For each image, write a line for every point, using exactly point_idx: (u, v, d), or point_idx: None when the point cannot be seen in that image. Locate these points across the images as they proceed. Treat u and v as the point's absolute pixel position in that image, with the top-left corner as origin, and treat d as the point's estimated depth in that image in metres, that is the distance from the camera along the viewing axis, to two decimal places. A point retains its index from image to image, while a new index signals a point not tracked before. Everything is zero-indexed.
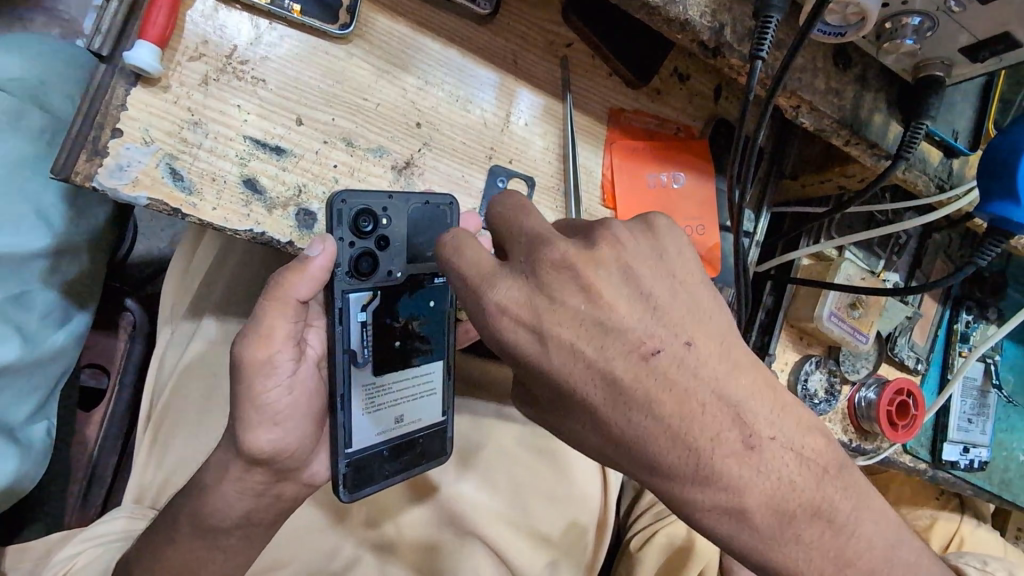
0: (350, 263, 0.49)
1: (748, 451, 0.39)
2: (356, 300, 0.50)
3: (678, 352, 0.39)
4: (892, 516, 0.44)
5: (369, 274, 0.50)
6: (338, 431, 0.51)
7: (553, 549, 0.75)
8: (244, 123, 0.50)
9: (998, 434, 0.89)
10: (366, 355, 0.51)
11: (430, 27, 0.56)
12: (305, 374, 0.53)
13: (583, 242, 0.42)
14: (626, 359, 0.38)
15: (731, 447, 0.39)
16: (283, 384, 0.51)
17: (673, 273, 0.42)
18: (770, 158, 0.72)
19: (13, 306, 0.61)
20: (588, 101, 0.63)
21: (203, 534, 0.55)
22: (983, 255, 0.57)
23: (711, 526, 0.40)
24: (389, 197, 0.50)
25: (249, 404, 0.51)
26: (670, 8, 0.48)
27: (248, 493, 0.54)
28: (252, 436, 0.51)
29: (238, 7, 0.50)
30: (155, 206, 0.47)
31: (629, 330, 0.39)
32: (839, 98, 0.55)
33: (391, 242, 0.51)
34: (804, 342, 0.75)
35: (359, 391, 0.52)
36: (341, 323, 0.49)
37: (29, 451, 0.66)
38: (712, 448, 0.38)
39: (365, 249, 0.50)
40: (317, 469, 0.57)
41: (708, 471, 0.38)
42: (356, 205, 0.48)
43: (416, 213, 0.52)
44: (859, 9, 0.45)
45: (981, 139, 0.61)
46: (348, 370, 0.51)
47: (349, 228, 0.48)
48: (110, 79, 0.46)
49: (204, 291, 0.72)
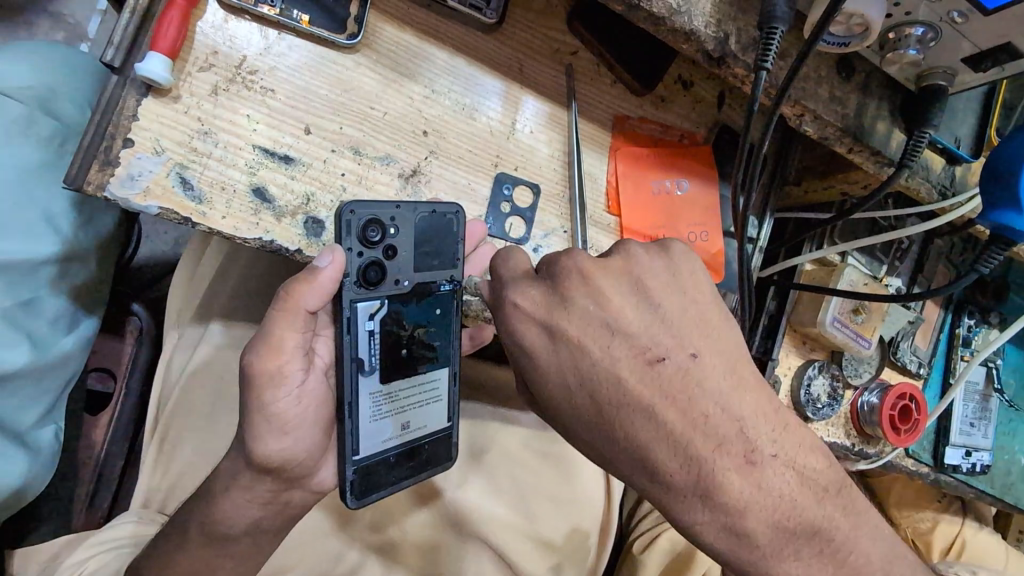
0: (358, 272, 0.49)
1: (749, 466, 0.39)
2: (365, 309, 0.50)
3: (682, 362, 0.40)
4: (890, 532, 0.45)
5: (377, 283, 0.51)
6: (346, 438, 0.51)
7: (555, 553, 0.75)
8: (253, 132, 0.50)
9: (1001, 438, 0.89)
10: (373, 363, 0.52)
11: (436, 36, 0.57)
12: (314, 384, 0.54)
13: (589, 258, 0.43)
14: (630, 361, 0.40)
15: (732, 460, 0.39)
16: (292, 393, 0.52)
17: (680, 291, 0.43)
18: (773, 164, 0.72)
19: (21, 312, 0.62)
20: (592, 109, 0.64)
21: (214, 542, 0.56)
22: (984, 264, 0.58)
23: (710, 540, 0.41)
24: (397, 207, 0.50)
25: (257, 413, 0.51)
26: (675, 18, 0.48)
27: (257, 501, 0.55)
28: (261, 444, 0.51)
29: (247, 18, 0.50)
30: (165, 214, 0.47)
31: (633, 336, 0.41)
32: (842, 106, 0.56)
33: (399, 251, 0.51)
34: (807, 347, 0.76)
35: (366, 399, 0.52)
36: (350, 332, 0.50)
37: (38, 455, 0.67)
38: (715, 461, 0.39)
39: (373, 259, 0.50)
40: (325, 475, 0.58)
41: (708, 485, 0.39)
42: (364, 215, 0.49)
43: (423, 222, 0.52)
44: (863, 20, 0.46)
45: (983, 146, 0.61)
46: (356, 379, 0.51)
47: (358, 238, 0.49)
48: (121, 91, 0.46)
49: (211, 296, 0.72)
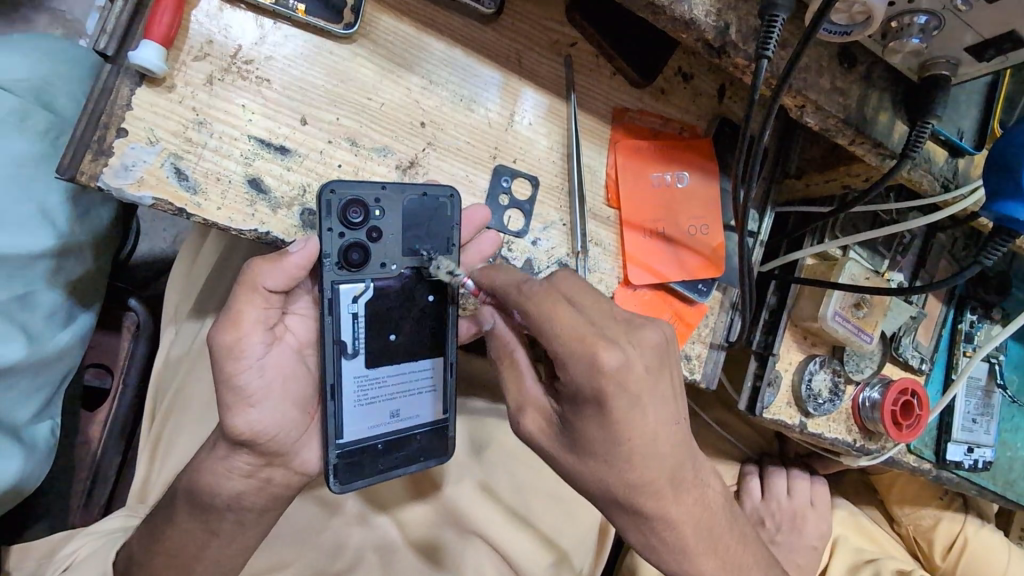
0: (339, 253, 0.50)
1: (681, 486, 0.49)
2: (346, 292, 0.51)
3: (685, 428, 0.49)
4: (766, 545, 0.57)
5: (360, 266, 0.51)
6: (328, 421, 0.52)
7: (558, 548, 0.74)
8: (248, 123, 0.50)
9: (1004, 434, 0.88)
10: (356, 346, 0.52)
11: (434, 26, 0.56)
12: (279, 357, 0.53)
13: (652, 330, 0.47)
14: (665, 428, 0.46)
15: (675, 477, 0.48)
16: (254, 367, 0.51)
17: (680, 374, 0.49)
18: (773, 160, 0.71)
19: (17, 306, 0.61)
20: (592, 100, 0.63)
21: (198, 516, 0.55)
22: (988, 255, 0.56)
23: (655, 513, 0.49)
24: (382, 188, 0.51)
25: (224, 387, 0.51)
26: (675, 7, 0.48)
27: (236, 474, 0.54)
28: (228, 417, 0.51)
29: (242, 7, 0.50)
30: (160, 205, 0.47)
31: (666, 405, 0.47)
32: (844, 97, 0.55)
33: (384, 233, 0.52)
34: (808, 341, 0.75)
35: (349, 382, 0.53)
36: (331, 314, 0.51)
37: (34, 450, 0.66)
38: (664, 482, 0.48)
39: (356, 240, 0.51)
40: (308, 456, 0.56)
41: (657, 494, 0.48)
42: (346, 195, 0.50)
43: (411, 205, 0.53)
44: (865, 8, 0.45)
45: (986, 138, 0.61)
46: (338, 361, 0.52)
47: (338, 218, 0.50)
48: (115, 79, 0.46)
49: (206, 292, 0.72)
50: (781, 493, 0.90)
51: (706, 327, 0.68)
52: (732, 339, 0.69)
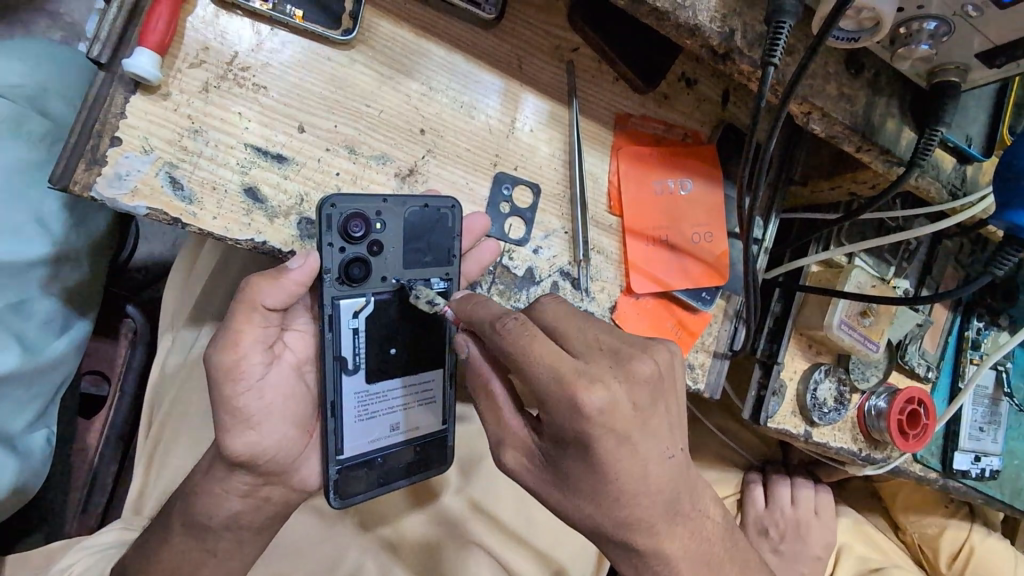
0: (339, 268, 0.49)
1: (683, 504, 0.48)
2: (347, 307, 0.50)
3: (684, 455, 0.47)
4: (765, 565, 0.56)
5: (361, 280, 0.50)
6: (328, 438, 0.51)
7: (558, 560, 0.75)
8: (245, 130, 0.49)
9: (1011, 442, 0.87)
10: (358, 361, 0.51)
11: (433, 32, 0.55)
12: (278, 375, 0.52)
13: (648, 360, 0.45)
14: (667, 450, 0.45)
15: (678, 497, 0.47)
16: (253, 389, 0.50)
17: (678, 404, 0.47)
18: (778, 166, 0.70)
19: (11, 314, 0.61)
20: (594, 106, 0.62)
21: (194, 534, 0.54)
22: (998, 264, 0.56)
23: (658, 534, 0.47)
24: (383, 202, 0.50)
25: (222, 406, 0.50)
26: (678, 13, 0.47)
27: (234, 493, 0.53)
28: (225, 435, 0.50)
29: (239, 13, 0.49)
30: (154, 215, 0.46)
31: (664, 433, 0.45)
32: (851, 104, 0.54)
33: (385, 247, 0.51)
34: (813, 350, 0.74)
35: (350, 398, 0.52)
36: (332, 330, 0.50)
37: (29, 460, 0.66)
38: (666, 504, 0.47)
39: (356, 255, 0.50)
40: (308, 473, 0.56)
41: (659, 515, 0.47)
42: (346, 209, 0.48)
43: (413, 218, 0.52)
44: (874, 14, 0.44)
45: (995, 145, 0.60)
46: (339, 377, 0.51)
47: (339, 234, 0.49)
48: (109, 87, 0.45)
49: (203, 299, 0.71)
50: (785, 502, 0.88)
51: (710, 336, 0.67)
52: (737, 347, 0.68)
